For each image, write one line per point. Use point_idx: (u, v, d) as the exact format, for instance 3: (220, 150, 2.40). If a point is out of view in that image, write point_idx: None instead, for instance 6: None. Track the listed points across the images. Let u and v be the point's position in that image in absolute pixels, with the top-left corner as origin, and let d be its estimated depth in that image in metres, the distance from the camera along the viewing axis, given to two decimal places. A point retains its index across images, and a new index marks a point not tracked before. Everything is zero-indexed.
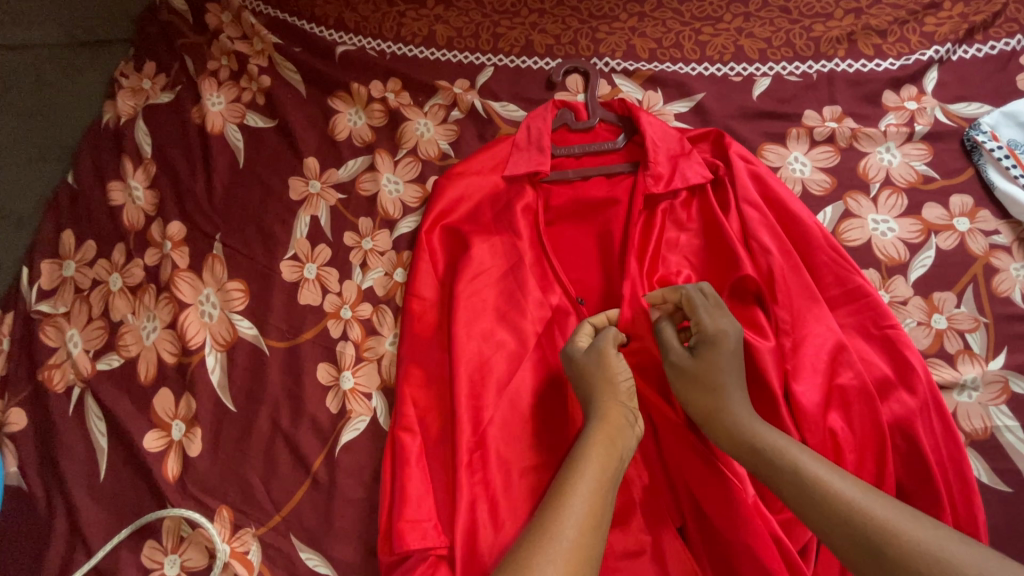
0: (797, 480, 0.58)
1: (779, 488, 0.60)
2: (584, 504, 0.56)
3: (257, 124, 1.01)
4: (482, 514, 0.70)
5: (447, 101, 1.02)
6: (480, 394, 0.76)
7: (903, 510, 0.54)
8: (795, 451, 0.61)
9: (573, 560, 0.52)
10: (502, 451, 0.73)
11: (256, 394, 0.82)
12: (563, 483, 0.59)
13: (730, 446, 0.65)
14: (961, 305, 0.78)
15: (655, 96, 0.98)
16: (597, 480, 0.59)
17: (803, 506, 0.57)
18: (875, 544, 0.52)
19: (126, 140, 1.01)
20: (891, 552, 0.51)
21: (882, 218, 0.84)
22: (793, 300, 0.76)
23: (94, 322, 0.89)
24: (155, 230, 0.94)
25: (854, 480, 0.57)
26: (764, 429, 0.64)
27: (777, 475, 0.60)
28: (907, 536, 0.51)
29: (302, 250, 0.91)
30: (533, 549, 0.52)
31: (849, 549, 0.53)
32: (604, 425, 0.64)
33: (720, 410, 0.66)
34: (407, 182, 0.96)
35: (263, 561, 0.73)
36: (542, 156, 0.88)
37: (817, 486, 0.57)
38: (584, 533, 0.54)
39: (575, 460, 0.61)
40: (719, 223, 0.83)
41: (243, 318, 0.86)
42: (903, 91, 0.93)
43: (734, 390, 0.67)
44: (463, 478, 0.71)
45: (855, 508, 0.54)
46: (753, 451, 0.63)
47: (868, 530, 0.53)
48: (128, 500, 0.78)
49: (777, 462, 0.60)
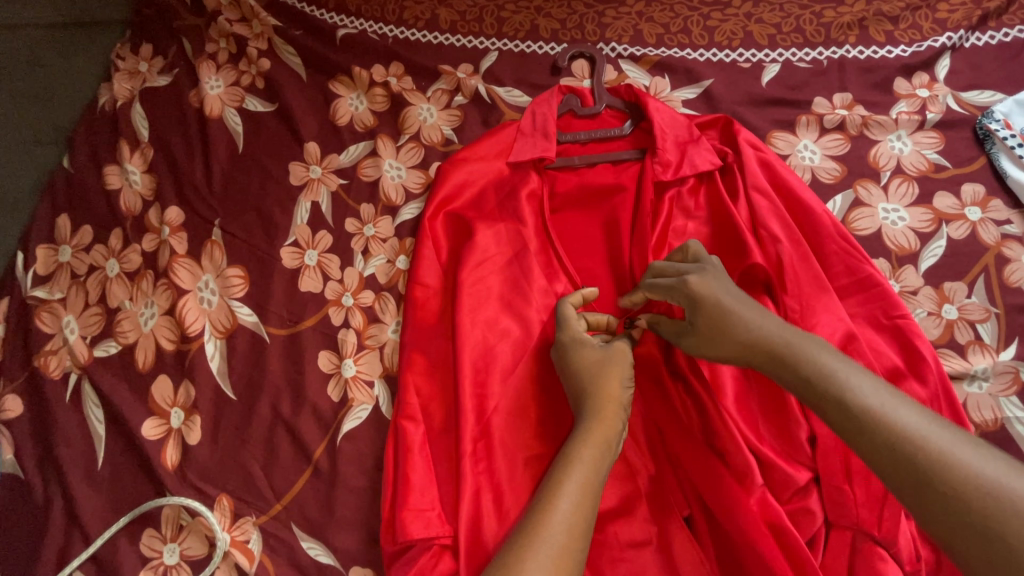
0: (845, 405, 0.57)
1: (826, 410, 0.58)
2: (571, 504, 0.56)
3: (257, 108, 0.99)
4: (486, 504, 0.69)
5: (450, 86, 1.00)
6: (485, 383, 0.74)
7: (964, 439, 0.52)
8: (842, 373, 0.59)
9: (560, 564, 0.52)
10: (506, 441, 0.72)
11: (256, 382, 0.81)
12: (553, 480, 0.58)
13: (772, 367, 0.63)
14: (972, 295, 0.77)
15: (662, 82, 0.97)
16: (585, 480, 0.58)
17: (852, 431, 0.56)
18: (924, 469, 0.51)
19: (123, 123, 0.99)
20: (947, 481, 0.49)
21: (893, 207, 0.83)
22: (803, 289, 0.74)
23: (92, 309, 0.87)
24: (152, 215, 0.92)
25: (911, 406, 0.55)
26: (813, 350, 0.61)
27: (822, 397, 0.58)
28: (970, 465, 0.49)
29: (303, 236, 0.90)
30: (523, 549, 0.52)
31: (897, 474, 0.52)
32: (600, 422, 0.63)
33: (756, 339, 0.64)
34: (409, 168, 0.94)
35: (264, 550, 0.73)
36: (548, 142, 0.86)
37: (869, 414, 0.55)
38: (573, 536, 0.54)
39: (567, 457, 0.60)
40: (728, 211, 0.81)
41: (242, 305, 0.85)
42: (914, 79, 0.91)
43: (758, 315, 0.65)
44: (467, 467, 0.70)
45: (912, 437, 0.52)
46: (796, 373, 0.61)
47: (926, 457, 0.51)
48: (127, 488, 0.77)
49: (826, 385, 0.58)
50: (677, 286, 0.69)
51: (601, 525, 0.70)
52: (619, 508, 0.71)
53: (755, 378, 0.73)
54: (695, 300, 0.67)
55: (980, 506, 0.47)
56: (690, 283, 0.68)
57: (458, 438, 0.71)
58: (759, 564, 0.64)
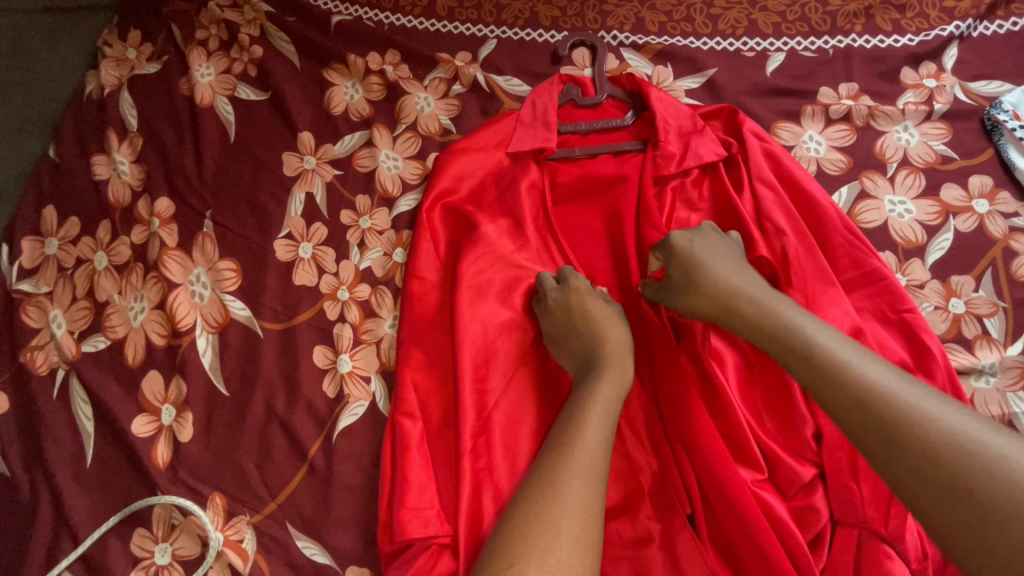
0: (816, 363, 0.57)
1: (797, 368, 0.59)
2: (600, 429, 0.58)
3: (249, 97, 0.96)
4: (486, 501, 0.67)
5: (448, 74, 0.97)
6: (484, 378, 0.73)
7: (933, 396, 0.52)
8: (812, 329, 0.60)
9: (597, 485, 0.54)
10: (506, 437, 0.71)
11: (250, 377, 0.79)
12: (579, 409, 0.60)
13: (742, 326, 0.66)
14: (979, 289, 0.76)
15: (665, 71, 0.94)
16: (608, 412, 0.61)
17: (822, 386, 0.56)
18: (887, 420, 0.51)
19: (111, 111, 0.96)
20: (910, 435, 0.50)
21: (899, 200, 0.81)
22: (808, 282, 0.73)
23: (79, 302, 0.85)
24: (142, 206, 0.89)
25: (881, 364, 0.56)
26: (788, 312, 0.63)
27: (790, 352, 0.60)
28: (935, 419, 0.50)
29: (297, 228, 0.87)
30: (560, 470, 0.54)
31: (863, 428, 0.52)
32: (618, 363, 0.67)
33: (736, 299, 0.67)
34: (406, 159, 0.92)
35: (258, 550, 0.71)
36: (548, 132, 0.84)
37: (839, 371, 0.56)
38: (603, 456, 0.57)
39: (589, 391, 0.63)
40: (732, 203, 0.80)
41: (235, 298, 0.83)
42: (921, 69, 0.90)
43: (730, 272, 0.68)
44: (467, 464, 0.68)
45: (879, 391, 0.53)
46: (767, 330, 0.63)
47: (891, 411, 0.51)
48: (117, 486, 0.75)
49: (799, 343, 0.60)
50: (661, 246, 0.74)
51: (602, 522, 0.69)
52: (621, 506, 0.70)
53: (759, 372, 0.72)
54: (688, 257, 0.70)
55: (942, 459, 0.47)
56: (682, 242, 0.72)
57: (457, 435, 0.70)
58: (755, 554, 0.63)
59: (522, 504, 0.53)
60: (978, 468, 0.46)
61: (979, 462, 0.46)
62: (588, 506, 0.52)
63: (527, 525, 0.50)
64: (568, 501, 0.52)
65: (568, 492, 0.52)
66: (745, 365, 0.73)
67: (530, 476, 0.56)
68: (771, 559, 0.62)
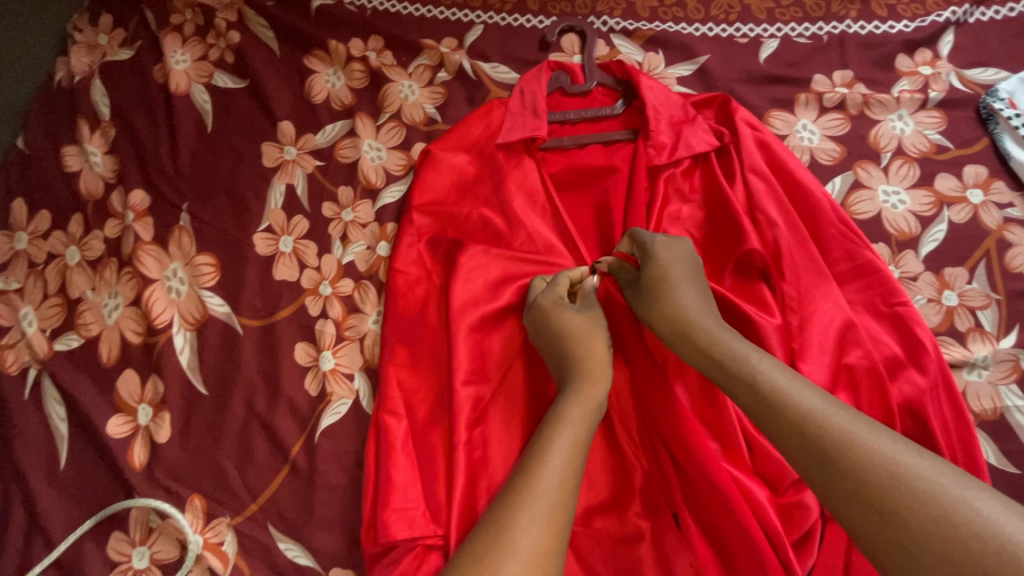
0: (754, 389, 0.56)
1: (736, 396, 0.58)
2: (564, 461, 0.55)
3: (227, 85, 0.93)
4: (480, 494, 0.66)
5: (433, 61, 0.95)
6: (481, 371, 0.71)
7: (869, 425, 0.51)
8: (753, 358, 0.58)
9: (553, 520, 0.50)
10: (500, 430, 0.69)
11: (229, 375, 0.77)
12: (544, 436, 0.57)
13: (688, 352, 0.64)
14: (973, 281, 0.75)
15: (656, 58, 0.92)
16: (576, 438, 0.57)
17: (762, 418, 0.55)
18: (827, 454, 0.50)
19: (82, 100, 0.92)
20: (847, 468, 0.48)
21: (893, 190, 0.80)
22: (800, 275, 0.72)
23: (51, 299, 0.82)
24: (115, 199, 0.86)
25: (814, 389, 0.55)
26: (728, 339, 0.61)
27: (733, 382, 0.58)
28: (865, 446, 0.49)
29: (277, 222, 0.84)
30: (512, 509, 0.51)
31: (802, 458, 0.52)
32: (591, 381, 0.63)
33: (688, 325, 0.64)
34: (390, 149, 0.89)
35: (238, 553, 0.69)
36: (538, 120, 0.82)
37: (773, 399, 0.54)
38: (565, 490, 0.53)
39: (557, 415, 0.59)
40: (724, 193, 0.77)
41: (213, 294, 0.80)
42: (917, 56, 0.88)
43: (687, 293, 0.67)
44: (462, 455, 0.67)
45: (811, 420, 0.52)
46: (710, 357, 0.61)
47: (823, 440, 0.50)
48: (93, 489, 0.73)
49: (736, 370, 0.58)
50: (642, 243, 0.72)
51: (589, 519, 0.68)
52: (611, 502, 0.69)
53: None
54: (652, 281, 0.67)
55: (872, 488, 0.46)
56: (659, 261, 0.68)
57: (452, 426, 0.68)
58: (747, 550, 0.62)
59: (473, 544, 0.49)
60: (904, 497, 0.45)
61: (905, 492, 0.45)
62: (539, 545, 0.48)
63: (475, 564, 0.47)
64: (518, 540, 0.48)
65: (517, 531, 0.49)
66: None
67: (490, 509, 0.52)
68: (760, 551, 0.61)
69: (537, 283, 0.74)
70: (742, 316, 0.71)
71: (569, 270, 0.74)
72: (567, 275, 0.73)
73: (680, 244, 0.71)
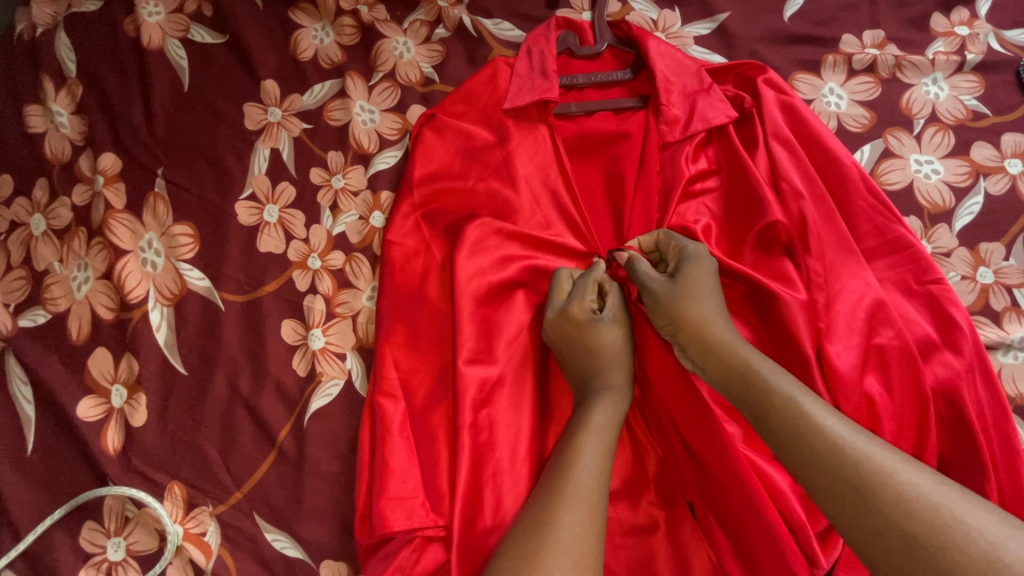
0: (791, 412, 0.52)
1: (765, 419, 0.54)
2: (593, 472, 0.54)
3: (205, 40, 0.83)
4: (487, 480, 0.61)
5: (430, 17, 0.87)
6: (488, 350, 0.66)
7: (902, 458, 0.49)
8: (785, 381, 0.55)
9: (591, 526, 0.50)
10: (508, 412, 0.64)
11: (210, 354, 0.71)
12: (572, 442, 0.56)
13: (710, 368, 0.59)
14: (1010, 258, 0.71)
15: (672, 16, 0.85)
16: (603, 448, 0.56)
17: (796, 443, 0.51)
18: (866, 486, 0.47)
19: (44, 54, 0.82)
20: (890, 502, 0.46)
21: (926, 159, 0.75)
22: (826, 251, 0.66)
23: (15, 272, 0.75)
24: (83, 163, 0.78)
25: (844, 418, 0.52)
26: (755, 357, 0.57)
27: (767, 402, 0.54)
28: (904, 480, 0.46)
29: (261, 189, 0.78)
30: (552, 514, 0.50)
31: (835, 487, 0.48)
32: (613, 394, 0.62)
33: (718, 348, 0.59)
34: (384, 112, 0.83)
35: (222, 543, 0.65)
36: (547, 82, 0.75)
37: (808, 425, 0.51)
38: (597, 498, 0.52)
39: (582, 422, 0.59)
40: (746, 163, 0.71)
41: (192, 267, 0.74)
42: (953, 15, 0.82)
43: (710, 302, 0.62)
44: (467, 439, 0.62)
45: (849, 450, 0.49)
46: (743, 374, 0.56)
47: (864, 473, 0.47)
48: (62, 476, 0.67)
49: (769, 392, 0.54)
50: (665, 240, 0.68)
51: None
52: (624, 489, 0.65)
53: (774, 348, 0.66)
54: (686, 288, 0.62)
55: (917, 523, 0.44)
56: (688, 273, 0.63)
57: (456, 406, 0.63)
58: (767, 542, 0.57)
59: (516, 543, 0.49)
60: (949, 534, 0.43)
61: (949, 528, 0.43)
62: (582, 546, 0.48)
63: (520, 564, 0.47)
64: (563, 539, 0.48)
65: (562, 530, 0.49)
66: (756, 339, 0.68)
67: (518, 531, 0.51)
68: (782, 544, 0.56)
69: (562, 278, 0.69)
70: (763, 293, 0.66)
71: (593, 270, 0.68)
72: (594, 278, 0.67)
73: (709, 268, 0.64)
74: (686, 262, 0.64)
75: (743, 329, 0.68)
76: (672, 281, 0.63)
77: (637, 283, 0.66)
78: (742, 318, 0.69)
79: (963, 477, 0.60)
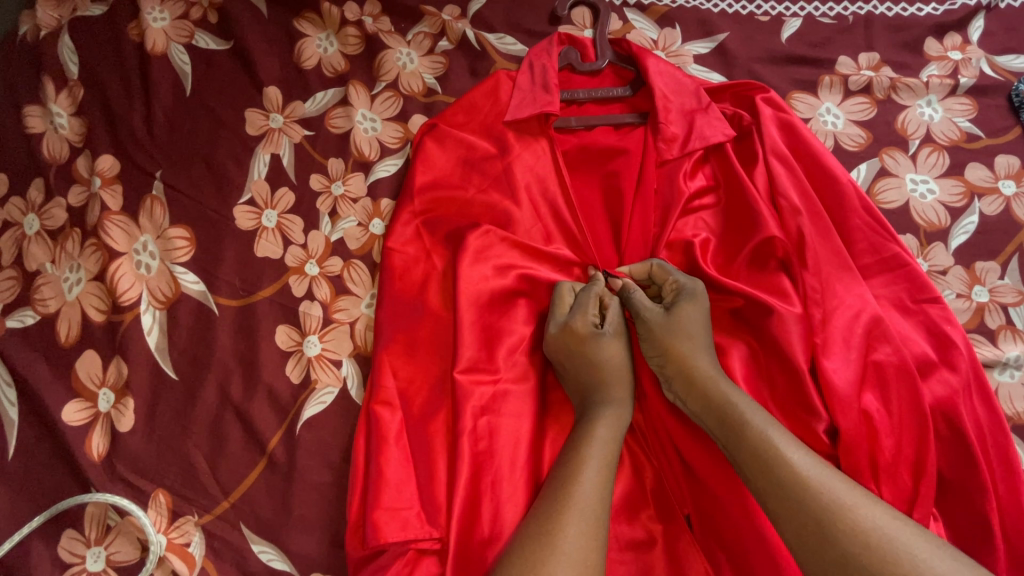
0: (760, 445, 0.52)
1: (737, 451, 0.54)
2: (594, 488, 0.52)
3: (209, 46, 0.84)
4: (485, 490, 0.59)
5: (434, 29, 0.88)
6: (488, 359, 0.65)
7: (861, 493, 0.49)
8: (755, 416, 0.55)
9: (592, 540, 0.49)
10: (507, 422, 0.63)
11: (202, 359, 0.70)
12: (576, 454, 0.55)
13: (688, 400, 0.60)
14: (1005, 276, 0.72)
15: (672, 34, 0.87)
16: (606, 461, 0.55)
17: (764, 477, 0.51)
18: (827, 521, 0.47)
19: (46, 55, 0.81)
20: (850, 537, 0.45)
21: (921, 178, 0.76)
22: (822, 266, 0.66)
23: (5, 272, 0.73)
24: (81, 164, 0.77)
25: (810, 452, 0.52)
26: (734, 393, 0.57)
27: (739, 434, 0.54)
28: (863, 514, 0.46)
29: (260, 194, 0.77)
30: (553, 529, 0.49)
31: (799, 521, 0.48)
32: (615, 407, 0.62)
33: (700, 381, 0.59)
34: (385, 121, 0.83)
35: (206, 555, 0.63)
36: (549, 95, 0.75)
37: (776, 459, 0.51)
38: (600, 511, 0.51)
39: (587, 434, 0.58)
40: (743, 180, 0.71)
41: (187, 271, 0.73)
42: (946, 40, 0.85)
43: (693, 333, 0.62)
44: (466, 447, 0.61)
45: (813, 483, 0.49)
46: (719, 409, 0.56)
47: (825, 505, 0.47)
48: (44, 484, 0.65)
49: (743, 424, 0.54)
50: (654, 270, 0.69)
51: None
52: (623, 504, 0.63)
53: (771, 364, 0.65)
54: (675, 321, 0.62)
55: (871, 556, 0.44)
56: (681, 309, 0.63)
57: (455, 413, 0.62)
58: (765, 557, 0.56)
59: (516, 557, 0.48)
60: (902, 568, 0.43)
61: (901, 561, 0.43)
62: (587, 560, 0.47)
63: None
64: (564, 555, 0.47)
65: (563, 547, 0.47)
66: (751, 355, 0.67)
67: (515, 548, 0.49)
68: (778, 558, 0.55)
69: (565, 291, 0.69)
70: (760, 309, 0.66)
71: (593, 283, 0.68)
72: (597, 292, 0.67)
73: (704, 305, 0.64)
74: (682, 298, 0.64)
75: (737, 343, 0.68)
76: (667, 313, 0.63)
77: (632, 311, 0.67)
78: (740, 335, 0.68)
79: (958, 496, 0.59)
